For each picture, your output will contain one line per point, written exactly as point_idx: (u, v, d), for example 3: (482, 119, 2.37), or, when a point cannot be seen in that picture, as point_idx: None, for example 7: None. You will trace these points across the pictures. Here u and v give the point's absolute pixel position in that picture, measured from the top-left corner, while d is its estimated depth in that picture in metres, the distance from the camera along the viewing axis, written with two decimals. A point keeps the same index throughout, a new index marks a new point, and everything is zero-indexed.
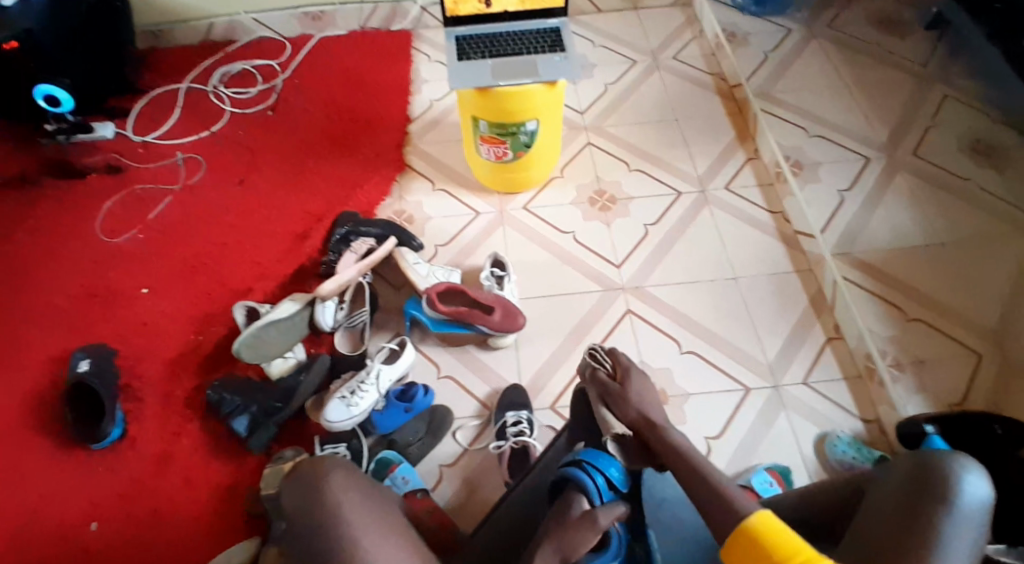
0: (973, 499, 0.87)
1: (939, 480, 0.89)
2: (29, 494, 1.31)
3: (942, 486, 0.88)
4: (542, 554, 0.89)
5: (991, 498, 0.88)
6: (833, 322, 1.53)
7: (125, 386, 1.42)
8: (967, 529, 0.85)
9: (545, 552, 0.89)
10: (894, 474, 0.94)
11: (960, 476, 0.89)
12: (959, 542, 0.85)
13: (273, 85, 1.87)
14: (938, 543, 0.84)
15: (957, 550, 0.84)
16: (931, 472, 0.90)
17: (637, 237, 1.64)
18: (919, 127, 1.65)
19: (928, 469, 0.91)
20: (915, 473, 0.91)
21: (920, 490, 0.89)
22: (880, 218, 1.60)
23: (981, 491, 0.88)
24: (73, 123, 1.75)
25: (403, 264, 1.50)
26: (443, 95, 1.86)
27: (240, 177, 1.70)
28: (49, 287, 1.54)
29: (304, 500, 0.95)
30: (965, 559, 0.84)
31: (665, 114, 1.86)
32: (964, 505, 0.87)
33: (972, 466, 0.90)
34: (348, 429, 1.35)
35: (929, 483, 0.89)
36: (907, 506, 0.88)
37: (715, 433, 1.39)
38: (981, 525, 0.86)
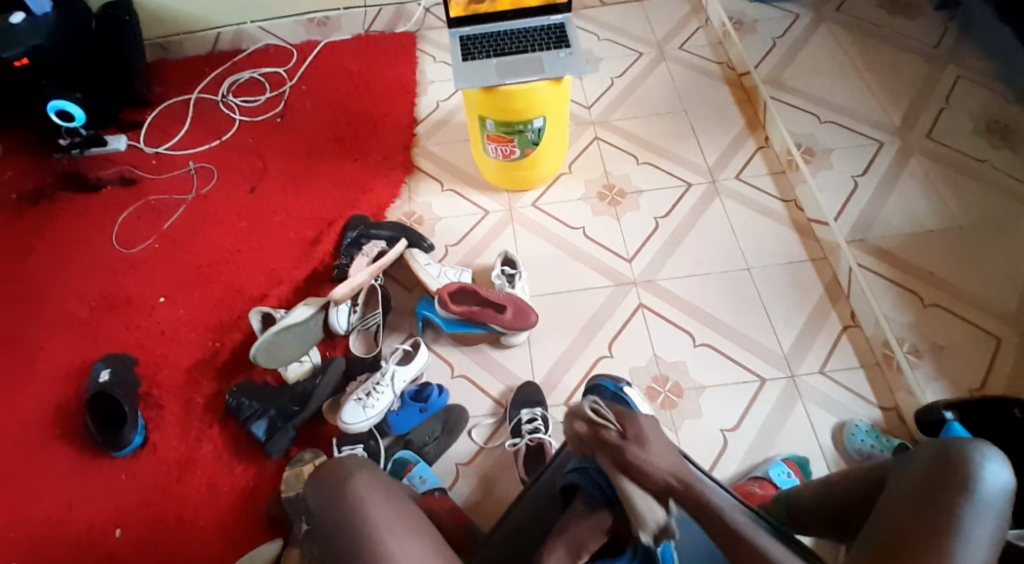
0: (994, 486, 0.86)
1: (960, 465, 0.88)
2: (57, 503, 1.33)
3: (963, 472, 0.87)
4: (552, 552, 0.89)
5: (1012, 484, 0.87)
6: (849, 311, 1.52)
7: (146, 394, 1.44)
8: (988, 515, 0.85)
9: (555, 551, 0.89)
10: (913, 466, 0.92)
11: (981, 462, 0.88)
12: (980, 528, 0.84)
13: (281, 93, 1.89)
14: (958, 529, 0.84)
15: (977, 536, 0.83)
16: (951, 457, 0.89)
17: (648, 231, 1.63)
18: (934, 107, 1.57)
19: (947, 453, 0.90)
20: (936, 464, 0.90)
21: (938, 475, 0.89)
22: (894, 201, 1.58)
23: (1002, 478, 0.87)
24: (86, 137, 1.77)
25: (414, 266, 1.50)
26: (449, 95, 1.87)
27: (250, 184, 1.72)
28: (69, 300, 1.57)
29: (328, 498, 0.96)
30: (987, 545, 0.83)
31: (674, 105, 1.85)
32: (985, 490, 0.86)
33: (993, 453, 0.89)
34: (365, 430, 1.36)
35: (949, 467, 0.88)
36: (926, 492, 0.88)
37: (731, 425, 1.38)
38: (1002, 511, 0.86)
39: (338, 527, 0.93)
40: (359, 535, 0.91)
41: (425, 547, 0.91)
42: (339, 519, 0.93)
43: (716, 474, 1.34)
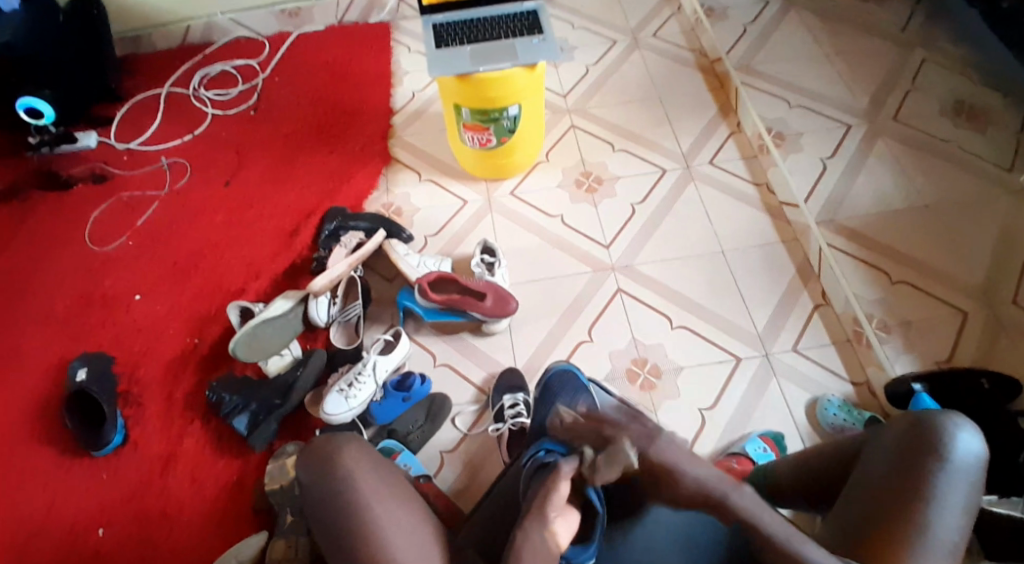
0: (965, 459, 0.89)
1: (932, 434, 0.91)
2: (37, 504, 1.32)
3: (935, 441, 0.90)
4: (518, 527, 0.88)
5: (983, 452, 0.90)
6: (820, 289, 1.54)
7: (126, 390, 1.43)
8: (959, 482, 0.88)
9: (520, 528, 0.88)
10: (886, 440, 0.94)
11: (952, 431, 0.91)
12: (951, 496, 0.87)
13: (254, 85, 1.87)
14: (929, 497, 0.87)
15: (949, 510, 0.87)
16: (924, 427, 0.92)
17: (625, 216, 1.65)
18: (900, 92, 1.72)
19: (919, 424, 0.93)
20: (907, 440, 0.92)
21: (911, 445, 0.92)
22: (862, 182, 1.64)
23: (972, 449, 0.90)
24: (56, 134, 1.74)
25: (393, 255, 1.51)
26: (425, 85, 1.87)
27: (226, 179, 1.71)
28: (43, 300, 1.55)
29: (317, 474, 0.97)
30: (959, 513, 0.87)
31: (650, 91, 1.87)
32: (957, 460, 0.89)
33: (963, 423, 0.92)
34: (348, 421, 1.36)
35: (922, 438, 0.91)
36: (900, 462, 0.91)
37: (709, 405, 1.41)
38: (974, 479, 0.89)
39: (329, 503, 0.94)
40: (349, 517, 0.93)
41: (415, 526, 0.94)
42: (330, 503, 0.95)
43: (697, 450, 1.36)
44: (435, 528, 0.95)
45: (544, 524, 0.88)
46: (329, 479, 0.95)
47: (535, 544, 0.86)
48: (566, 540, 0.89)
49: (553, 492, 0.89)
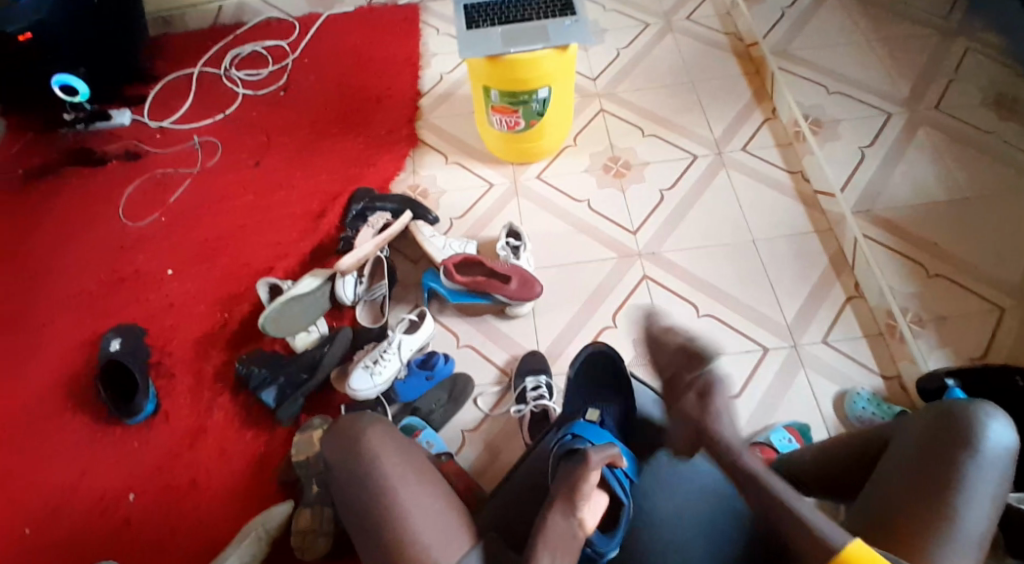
0: (995, 450, 0.88)
1: (963, 424, 0.89)
2: (71, 470, 1.37)
3: (966, 432, 0.89)
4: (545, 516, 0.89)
5: (1015, 443, 0.89)
6: (853, 280, 1.52)
7: (157, 363, 1.47)
8: (991, 473, 0.87)
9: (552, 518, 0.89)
10: (915, 430, 0.93)
11: (985, 421, 0.89)
12: (982, 487, 0.86)
13: (284, 66, 1.89)
14: (959, 486, 0.86)
15: (978, 501, 0.85)
16: (955, 417, 0.91)
17: (653, 202, 1.63)
18: (942, 81, 1.67)
19: (950, 415, 0.91)
20: (936, 431, 0.91)
21: (942, 434, 0.90)
22: (901, 173, 1.60)
23: (1004, 441, 0.88)
24: (90, 112, 1.79)
25: (419, 237, 1.52)
26: (453, 68, 1.87)
27: (256, 158, 1.73)
28: (78, 274, 1.59)
29: (344, 453, 0.99)
30: (990, 505, 0.85)
31: (681, 76, 1.84)
32: (988, 450, 0.87)
33: (996, 414, 0.90)
34: (372, 397, 1.38)
35: (953, 427, 0.90)
36: (929, 450, 0.89)
37: (733, 393, 1.40)
38: (1004, 472, 0.87)
39: (355, 479, 0.96)
40: (373, 490, 0.95)
41: (434, 503, 0.95)
42: (358, 476, 0.96)
43: None
44: (456, 505, 0.96)
45: (572, 509, 0.89)
46: (357, 458, 0.97)
47: (559, 526, 0.88)
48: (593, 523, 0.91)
49: (581, 479, 0.90)
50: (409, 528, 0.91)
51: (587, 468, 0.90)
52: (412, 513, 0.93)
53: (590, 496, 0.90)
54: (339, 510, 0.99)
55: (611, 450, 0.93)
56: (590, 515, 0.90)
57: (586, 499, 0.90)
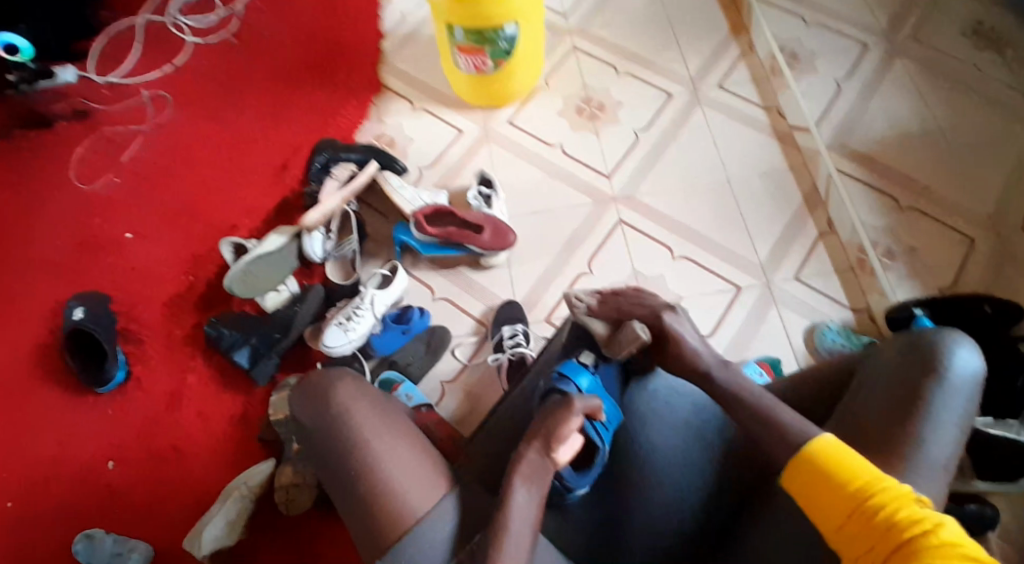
0: (962, 373, 0.88)
1: (929, 354, 0.89)
2: (46, 442, 1.35)
3: (932, 361, 0.88)
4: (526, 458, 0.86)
5: (982, 368, 0.90)
6: (827, 218, 1.50)
7: (125, 330, 1.43)
8: (960, 399, 0.87)
9: (528, 455, 0.86)
10: (881, 361, 0.93)
11: (949, 350, 0.89)
12: (948, 415, 0.86)
13: (235, 9, 1.78)
14: (926, 416, 0.86)
15: (945, 427, 0.86)
16: (923, 344, 0.90)
17: (627, 144, 1.60)
18: (919, 10, 1.66)
19: (915, 345, 0.91)
20: (902, 362, 0.90)
21: (913, 363, 0.90)
22: (877, 105, 1.58)
23: (971, 364, 0.88)
24: (34, 71, 1.64)
25: (387, 188, 1.47)
26: (415, 7, 1.78)
27: (211, 111, 1.65)
28: (34, 240, 1.53)
29: (315, 410, 0.97)
30: (958, 429, 0.86)
31: (652, 10, 1.77)
32: (958, 376, 0.88)
33: (963, 340, 0.90)
34: (348, 353, 1.36)
35: (922, 355, 0.90)
36: (898, 382, 0.89)
37: (709, 334, 1.41)
38: (971, 395, 0.87)
39: (329, 437, 0.94)
40: (348, 444, 0.93)
41: (413, 454, 0.93)
42: (331, 428, 0.95)
43: None
44: (431, 454, 0.95)
45: (548, 448, 0.86)
46: (328, 416, 0.95)
47: (532, 461, 0.86)
48: (566, 457, 0.88)
49: (562, 422, 0.87)
50: (389, 480, 0.90)
51: (569, 413, 0.87)
52: (392, 467, 0.91)
53: (569, 437, 0.87)
54: (317, 470, 0.96)
55: (594, 399, 0.90)
56: (565, 449, 0.87)
57: (563, 441, 0.86)
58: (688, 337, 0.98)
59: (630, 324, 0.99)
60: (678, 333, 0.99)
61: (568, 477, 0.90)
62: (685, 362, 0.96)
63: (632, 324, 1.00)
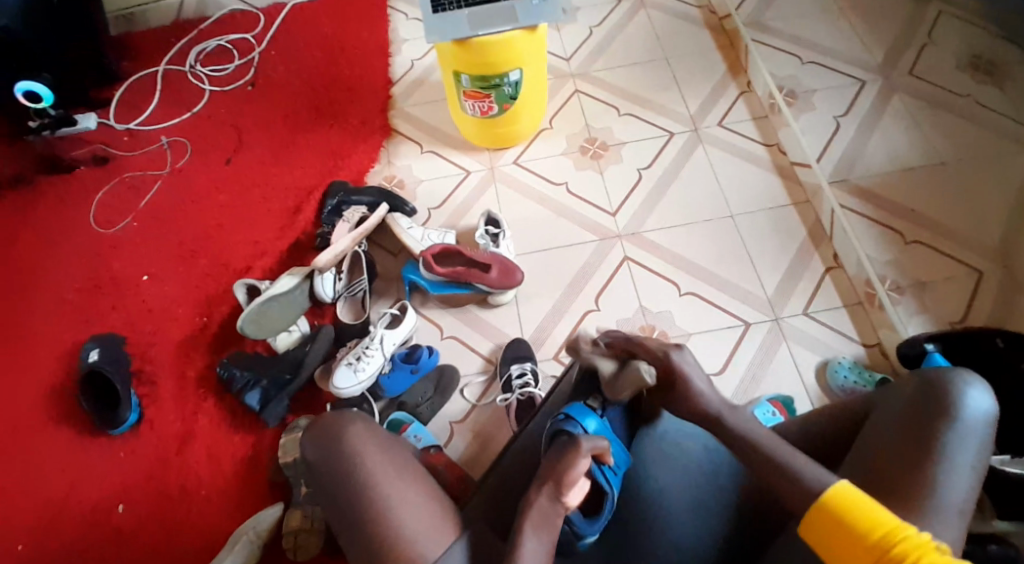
0: (975, 414, 0.88)
1: (941, 396, 0.89)
2: (58, 483, 1.36)
3: (944, 403, 0.89)
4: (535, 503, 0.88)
5: (994, 408, 0.89)
6: (832, 251, 1.52)
7: (139, 371, 1.45)
8: (970, 441, 0.87)
9: (538, 501, 0.88)
10: (895, 402, 0.93)
11: (962, 391, 0.89)
12: (963, 458, 0.86)
13: (252, 59, 1.85)
14: (940, 460, 0.86)
15: (960, 468, 0.86)
16: (931, 388, 0.91)
17: (631, 182, 1.62)
18: (916, 46, 1.67)
19: (928, 387, 0.91)
20: (915, 403, 0.91)
21: (924, 405, 0.90)
22: (877, 140, 1.60)
23: (983, 405, 0.89)
24: (55, 118, 1.73)
25: (396, 229, 1.50)
26: (424, 54, 1.84)
27: (228, 156, 1.70)
28: (53, 283, 1.56)
29: (323, 449, 0.98)
30: (969, 472, 0.86)
31: (653, 52, 1.82)
32: (967, 418, 0.88)
33: (975, 381, 0.91)
34: (358, 394, 1.38)
35: (930, 398, 0.90)
36: (907, 425, 0.89)
37: (718, 371, 1.40)
38: (984, 438, 0.88)
39: (336, 479, 0.95)
40: (354, 487, 0.94)
41: (419, 499, 0.94)
42: (344, 474, 0.95)
43: None
44: (441, 500, 0.96)
45: (560, 492, 0.88)
46: (337, 457, 0.96)
47: (543, 506, 0.87)
48: (575, 500, 0.90)
49: (569, 466, 0.88)
50: (393, 524, 0.91)
51: (578, 454, 0.89)
52: (398, 510, 0.92)
53: (577, 481, 0.89)
54: (325, 512, 0.97)
55: (603, 441, 0.93)
56: (574, 493, 0.89)
57: (572, 485, 0.88)
58: (693, 377, 0.95)
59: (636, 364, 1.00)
60: (684, 371, 0.96)
61: (577, 521, 0.94)
62: (692, 404, 0.93)
63: (639, 364, 1.00)
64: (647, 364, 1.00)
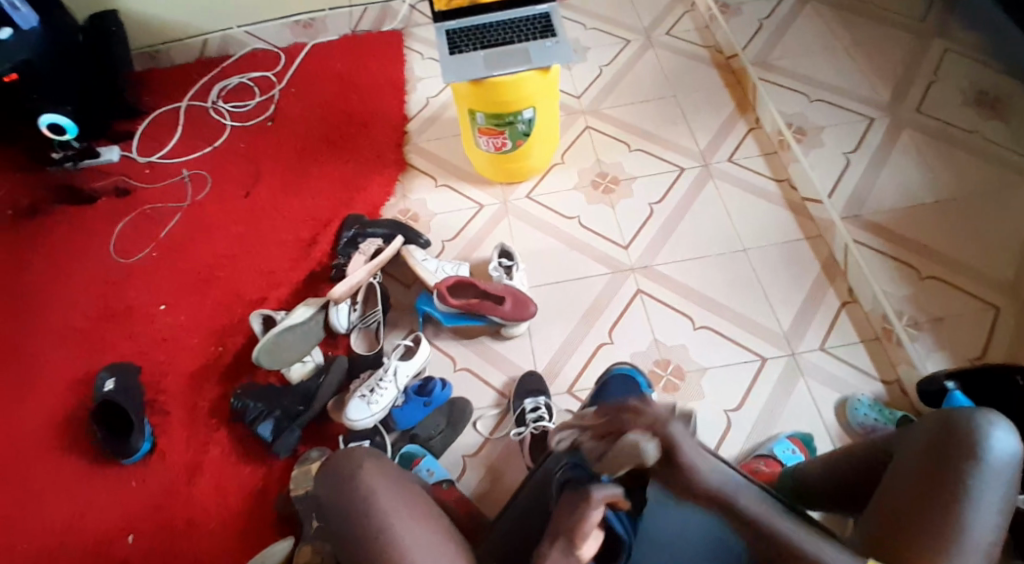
0: (1001, 453, 0.87)
1: (965, 435, 0.88)
2: (66, 512, 1.34)
3: (969, 442, 0.88)
4: (550, 557, 0.85)
5: (1019, 452, 0.87)
6: (847, 287, 1.53)
7: (151, 401, 1.45)
8: (997, 485, 0.86)
9: (553, 555, 0.85)
10: (919, 440, 0.92)
11: (987, 431, 0.88)
12: (988, 497, 0.85)
13: (271, 96, 1.89)
14: (966, 500, 0.85)
15: (986, 506, 0.84)
16: (956, 429, 0.89)
17: (643, 217, 1.64)
18: (922, 83, 1.62)
19: (952, 425, 0.90)
20: (940, 442, 0.89)
21: (947, 445, 0.89)
22: (887, 176, 1.59)
23: (1009, 445, 0.87)
24: (79, 149, 1.77)
25: (412, 261, 1.51)
26: (439, 91, 1.87)
27: (245, 189, 1.72)
28: (69, 312, 1.57)
29: (336, 487, 0.97)
30: (997, 510, 0.84)
31: (663, 90, 1.85)
32: (992, 460, 0.87)
33: (999, 420, 0.90)
34: (370, 426, 1.36)
35: (955, 438, 0.89)
36: (932, 463, 0.88)
37: (734, 406, 1.39)
38: (1011, 477, 0.86)
39: (351, 515, 0.94)
40: (369, 518, 0.93)
41: (434, 536, 0.93)
42: (353, 502, 0.95)
43: (723, 453, 1.35)
44: (447, 533, 0.94)
45: (572, 545, 0.85)
46: (350, 495, 0.95)
47: (557, 559, 0.85)
48: (589, 552, 0.86)
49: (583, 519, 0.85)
50: (408, 559, 0.89)
51: (590, 505, 0.85)
52: (413, 546, 0.90)
53: (592, 533, 0.86)
54: (338, 550, 0.96)
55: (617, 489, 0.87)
56: (588, 546, 0.86)
57: (587, 537, 0.85)
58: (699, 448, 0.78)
59: (628, 434, 0.75)
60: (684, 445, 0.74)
61: None
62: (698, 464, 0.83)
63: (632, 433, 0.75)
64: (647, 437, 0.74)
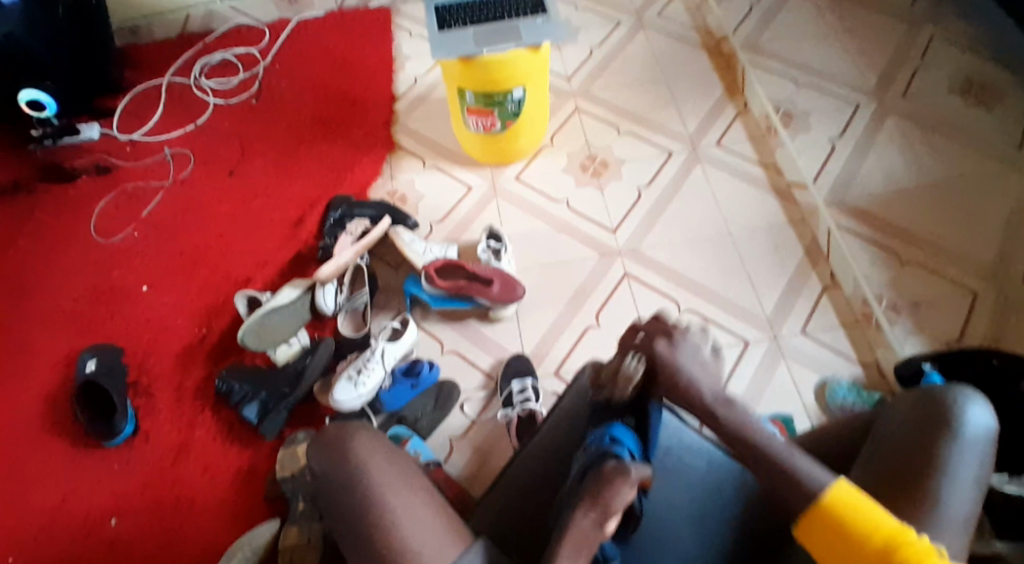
0: (977, 427, 0.89)
1: (941, 411, 0.90)
2: (50, 493, 1.34)
3: (946, 418, 0.90)
4: (578, 525, 0.80)
5: (995, 425, 0.91)
6: (828, 271, 1.52)
7: (136, 382, 1.44)
8: (973, 455, 0.87)
9: (581, 522, 0.80)
10: (896, 417, 0.94)
11: (963, 407, 0.90)
12: (964, 467, 0.87)
13: (255, 73, 1.85)
14: (945, 472, 0.86)
15: (963, 477, 0.86)
16: (935, 400, 0.92)
17: (632, 199, 1.64)
18: (909, 68, 1.72)
19: (930, 403, 0.92)
20: (917, 420, 0.91)
21: (924, 421, 0.91)
22: (872, 161, 1.62)
23: (984, 419, 0.90)
24: (58, 127, 1.73)
25: (399, 243, 1.50)
26: (427, 70, 1.85)
27: (230, 170, 1.70)
28: (50, 292, 1.55)
29: (329, 463, 0.97)
30: (973, 481, 0.86)
31: (653, 73, 1.85)
32: (967, 433, 0.89)
33: (974, 396, 0.92)
34: (357, 408, 1.36)
35: (930, 415, 0.91)
36: (918, 428, 0.90)
37: (718, 388, 1.41)
38: (986, 450, 0.88)
39: (343, 496, 0.94)
40: (361, 503, 0.93)
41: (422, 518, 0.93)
42: (345, 486, 0.94)
43: None
44: (447, 514, 0.93)
45: (605, 517, 0.80)
46: (345, 470, 0.95)
47: (586, 529, 0.80)
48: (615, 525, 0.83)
49: (619, 492, 0.81)
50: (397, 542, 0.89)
51: (628, 482, 0.81)
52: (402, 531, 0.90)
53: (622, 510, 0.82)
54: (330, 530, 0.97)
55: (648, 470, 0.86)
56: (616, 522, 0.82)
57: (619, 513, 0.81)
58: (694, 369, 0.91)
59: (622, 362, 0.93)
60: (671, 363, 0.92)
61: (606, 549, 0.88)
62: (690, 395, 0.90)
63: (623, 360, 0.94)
64: (631, 358, 0.93)
